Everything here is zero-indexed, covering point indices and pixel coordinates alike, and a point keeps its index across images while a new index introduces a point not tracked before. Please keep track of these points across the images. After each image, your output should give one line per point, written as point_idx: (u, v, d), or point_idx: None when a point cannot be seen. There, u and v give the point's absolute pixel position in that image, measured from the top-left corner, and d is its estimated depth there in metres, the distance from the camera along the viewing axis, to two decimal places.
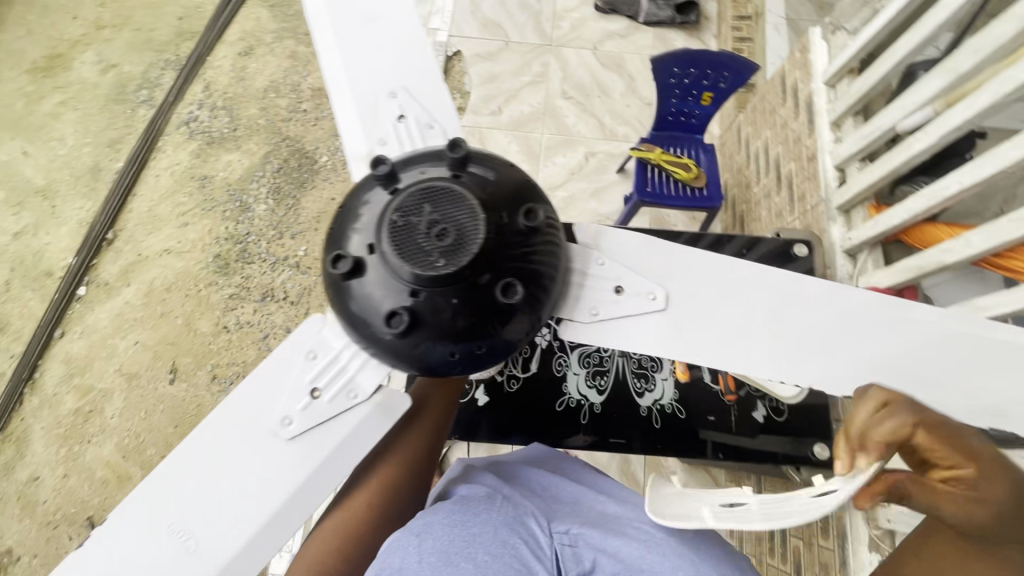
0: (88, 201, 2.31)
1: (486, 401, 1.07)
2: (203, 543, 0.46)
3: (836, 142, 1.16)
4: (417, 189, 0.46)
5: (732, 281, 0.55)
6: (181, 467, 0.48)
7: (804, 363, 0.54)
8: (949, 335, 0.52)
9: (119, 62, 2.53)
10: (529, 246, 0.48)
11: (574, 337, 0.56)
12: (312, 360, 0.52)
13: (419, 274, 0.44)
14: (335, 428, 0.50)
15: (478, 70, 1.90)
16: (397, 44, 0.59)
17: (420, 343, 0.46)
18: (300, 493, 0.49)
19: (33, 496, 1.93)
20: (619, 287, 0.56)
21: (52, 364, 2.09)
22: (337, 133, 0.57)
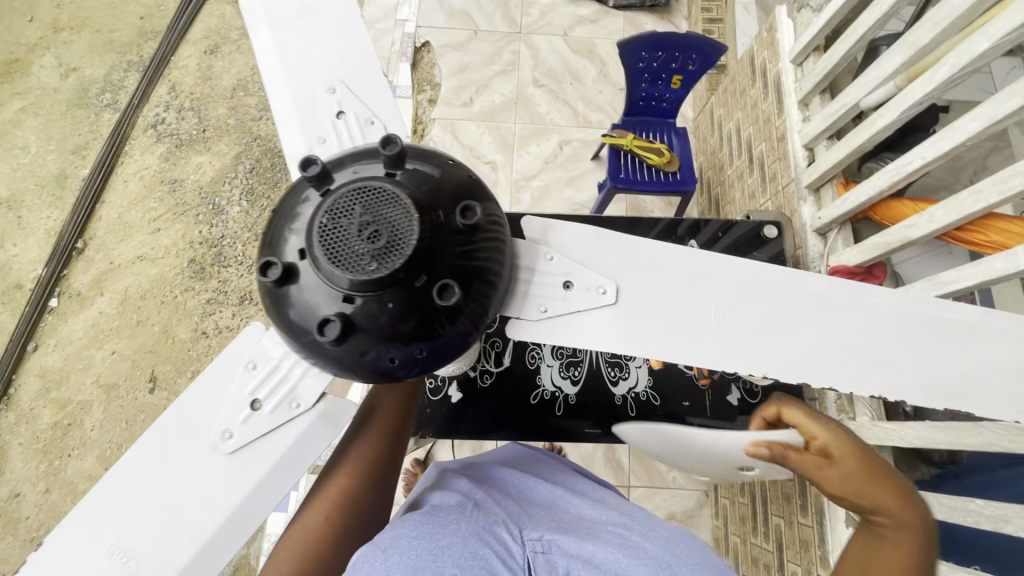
0: (55, 210, 2.25)
1: (459, 398, 1.07)
2: (143, 563, 0.45)
3: (804, 121, 1.16)
4: (349, 190, 0.45)
5: (680, 272, 0.55)
6: (118, 487, 0.47)
7: (758, 349, 0.53)
8: (904, 318, 0.54)
9: (79, 65, 2.45)
10: (467, 246, 0.48)
11: (521, 335, 0.56)
12: (252, 370, 0.51)
13: (352, 278, 0.44)
14: (277, 439, 0.49)
15: (447, 61, 1.87)
16: (335, 39, 0.58)
17: (360, 349, 0.46)
18: (242, 508, 0.48)
19: (15, 513, 1.90)
20: (568, 282, 0.55)
21: (27, 378, 2.05)
22: (277, 133, 0.57)
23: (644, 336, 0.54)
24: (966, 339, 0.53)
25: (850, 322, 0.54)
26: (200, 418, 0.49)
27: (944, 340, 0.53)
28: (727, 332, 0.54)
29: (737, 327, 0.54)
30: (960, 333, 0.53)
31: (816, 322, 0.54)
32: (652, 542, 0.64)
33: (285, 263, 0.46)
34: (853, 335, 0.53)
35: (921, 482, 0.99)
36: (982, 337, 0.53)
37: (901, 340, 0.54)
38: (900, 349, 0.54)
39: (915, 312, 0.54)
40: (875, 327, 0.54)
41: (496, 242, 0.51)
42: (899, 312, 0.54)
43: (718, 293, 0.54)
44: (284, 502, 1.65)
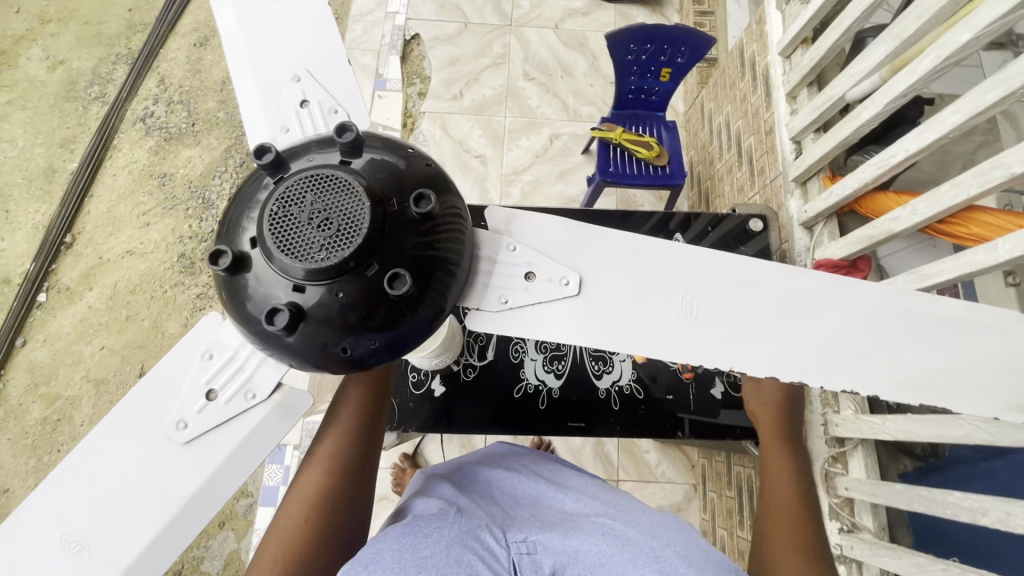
0: (42, 204, 2.23)
1: (442, 392, 1.06)
2: (93, 554, 0.45)
3: (792, 114, 1.15)
4: (302, 178, 0.45)
5: (644, 264, 0.55)
6: (68, 476, 0.46)
7: (719, 342, 0.53)
8: (876, 311, 0.54)
9: (67, 58, 2.43)
10: (421, 235, 0.48)
11: (481, 326, 0.55)
12: (209, 360, 0.50)
13: (305, 267, 0.44)
14: (231, 430, 0.49)
15: (437, 53, 1.85)
16: (301, 28, 0.58)
17: (315, 339, 0.46)
18: (197, 498, 0.47)
19: (5, 508, 1.89)
20: (530, 273, 0.55)
21: (16, 373, 2.04)
22: (240, 121, 0.56)
23: (605, 329, 0.54)
24: (936, 329, 0.54)
25: (811, 314, 0.54)
26: (154, 407, 0.48)
27: (918, 334, 0.54)
28: (688, 323, 0.53)
29: (697, 319, 0.53)
30: (931, 324, 0.54)
31: (776, 313, 0.54)
32: (634, 527, 0.63)
33: (237, 252, 0.46)
34: (814, 326, 0.54)
35: (904, 476, 1.00)
36: (955, 328, 0.54)
37: (866, 332, 0.54)
38: (867, 340, 0.54)
39: (882, 304, 0.54)
40: (840, 320, 0.54)
41: (455, 233, 0.51)
42: (865, 304, 0.54)
43: (679, 284, 0.54)
44: (274, 497, 1.65)
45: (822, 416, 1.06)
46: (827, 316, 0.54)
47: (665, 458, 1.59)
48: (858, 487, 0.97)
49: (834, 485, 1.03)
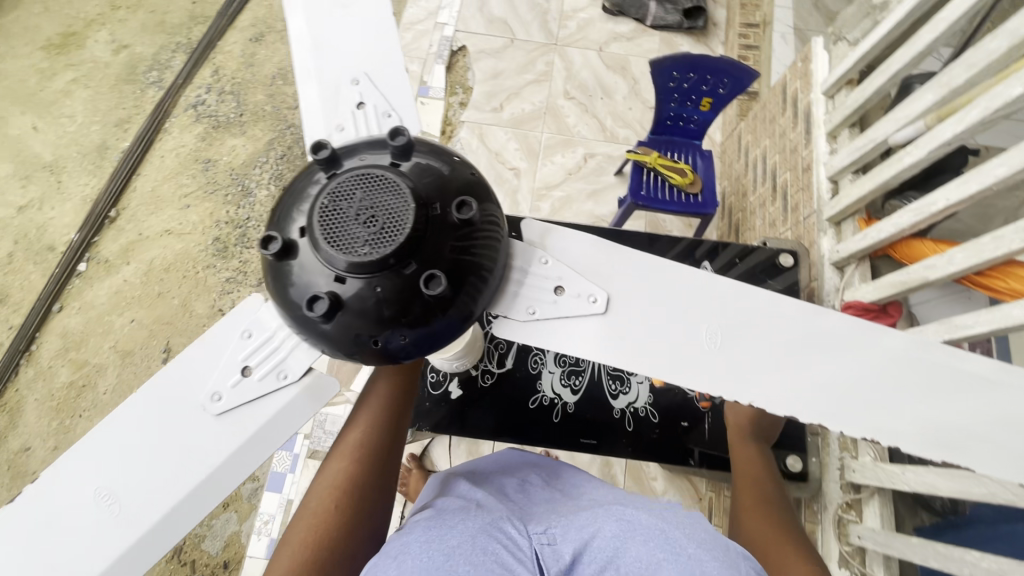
0: (93, 178, 2.34)
1: (458, 395, 1.08)
2: (121, 512, 0.47)
3: (831, 153, 1.15)
4: (353, 176, 0.48)
5: (673, 289, 0.56)
6: (108, 434, 0.49)
7: (740, 373, 0.53)
8: (903, 360, 0.54)
9: (131, 43, 2.55)
10: (460, 240, 0.50)
11: (509, 334, 0.57)
12: (248, 338, 0.54)
13: (348, 260, 0.46)
14: (260, 407, 0.51)
15: (482, 66, 1.90)
16: (366, 35, 0.61)
17: (350, 328, 0.49)
18: (222, 469, 0.50)
19: (23, 466, 1.96)
20: (559, 287, 0.56)
21: (49, 337, 2.11)
22: (299, 116, 0.59)
23: (627, 349, 0.55)
24: (967, 386, 0.53)
25: (834, 355, 0.54)
26: (193, 378, 0.52)
27: (945, 387, 0.53)
28: (711, 350, 0.54)
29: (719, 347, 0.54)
30: (963, 381, 0.53)
31: (799, 352, 0.54)
32: (645, 511, 0.62)
33: (287, 239, 0.49)
34: (838, 370, 0.54)
35: (921, 530, 0.97)
36: (989, 388, 0.53)
37: (886, 380, 0.53)
38: (889, 390, 0.53)
39: (913, 356, 0.54)
40: (865, 366, 0.54)
41: (491, 241, 0.53)
42: (892, 352, 0.54)
43: (703, 312, 0.55)
44: (279, 483, 1.67)
45: (840, 459, 1.05)
46: (850, 360, 0.54)
47: (672, 488, 1.56)
48: (872, 536, 0.95)
49: (847, 532, 1.01)
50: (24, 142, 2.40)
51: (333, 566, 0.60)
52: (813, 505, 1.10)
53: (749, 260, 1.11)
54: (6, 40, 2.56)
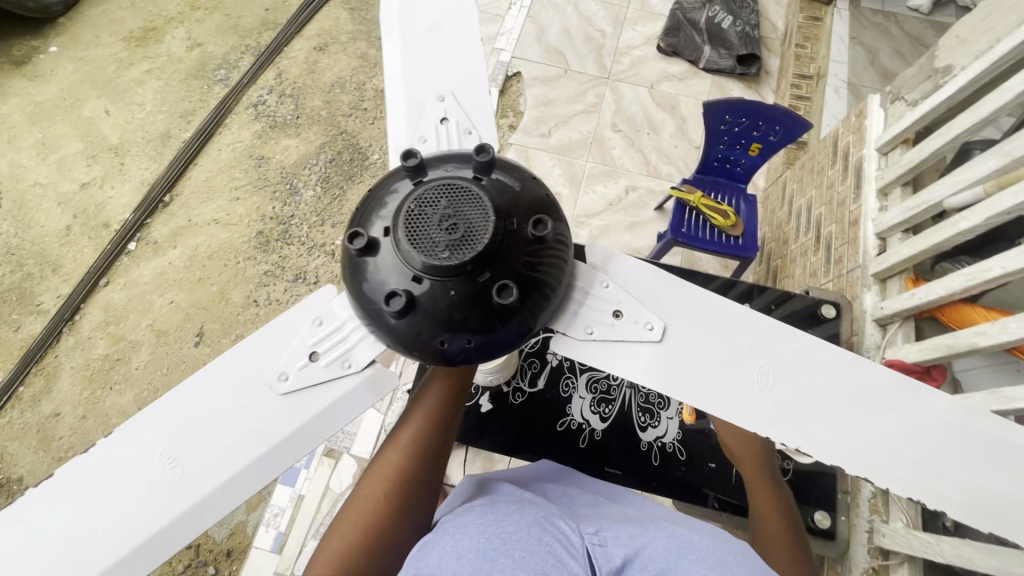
0: (153, 163, 2.46)
1: (488, 409, 1.09)
2: (195, 466, 0.58)
3: (881, 210, 1.15)
4: (439, 185, 0.55)
5: (734, 327, 0.58)
6: (193, 395, 0.60)
7: (796, 419, 0.54)
8: (957, 425, 0.53)
9: (204, 42, 2.71)
10: (527, 256, 0.56)
11: (566, 350, 0.61)
12: (318, 326, 0.65)
13: (425, 261, 0.53)
14: (329, 388, 0.63)
15: (534, 93, 1.96)
16: (454, 61, 0.72)
17: (419, 323, 0.55)
18: (287, 441, 0.61)
19: (51, 431, 2.02)
20: (619, 311, 0.60)
21: (92, 309, 2.20)
22: (387, 125, 0.71)
23: (682, 381, 0.57)
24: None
25: (898, 416, 0.54)
26: (270, 357, 0.63)
27: (1002, 460, 0.52)
28: (763, 390, 0.55)
29: (776, 391, 0.55)
30: (1019, 455, 0.52)
31: (862, 408, 0.54)
32: (695, 533, 0.63)
33: (372, 238, 0.56)
34: (890, 428, 0.53)
35: None
36: None
37: (940, 443, 0.53)
38: (952, 456, 0.53)
39: (972, 422, 0.53)
40: (918, 425, 0.53)
41: (556, 261, 0.59)
42: (963, 421, 0.53)
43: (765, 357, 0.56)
44: (292, 478, 1.67)
45: (869, 522, 1.04)
46: (916, 425, 0.53)
47: None
48: None
49: None
50: (96, 124, 2.54)
51: (381, 547, 0.70)
52: (837, 566, 1.09)
53: (789, 307, 1.10)
54: (92, 29, 2.74)
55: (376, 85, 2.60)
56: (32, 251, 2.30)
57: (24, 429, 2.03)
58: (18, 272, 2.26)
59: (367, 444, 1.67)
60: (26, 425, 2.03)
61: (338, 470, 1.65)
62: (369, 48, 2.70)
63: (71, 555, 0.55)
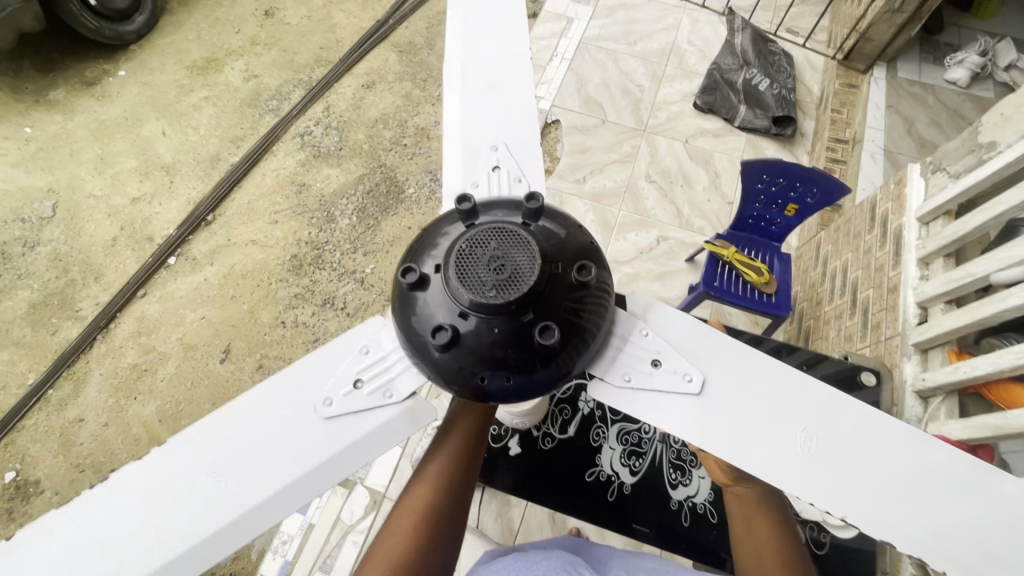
0: (200, 184, 2.58)
1: (517, 452, 1.13)
2: (245, 477, 0.64)
3: (922, 279, 1.14)
4: (489, 230, 0.64)
5: (768, 385, 0.65)
6: (247, 410, 0.67)
7: (821, 479, 0.60)
8: (1008, 508, 0.57)
9: (261, 74, 2.88)
10: (563, 300, 0.64)
11: (602, 395, 0.68)
12: (365, 354, 0.73)
13: (473, 298, 0.61)
14: (373, 414, 0.69)
15: (571, 140, 2.02)
16: (507, 115, 0.79)
17: (463, 356, 0.63)
18: (329, 462, 0.67)
19: (73, 436, 2.06)
20: (657, 361, 0.68)
21: (126, 319, 2.27)
22: (442, 170, 0.77)
23: (713, 432, 0.64)
24: None
25: (926, 487, 0.59)
26: (319, 382, 0.70)
27: None
28: (780, 446, 0.62)
29: (799, 448, 0.62)
30: None
31: (890, 478, 0.60)
32: None
33: (424, 274, 0.65)
34: (938, 504, 0.58)
35: None
36: None
37: (992, 526, 0.57)
38: (997, 537, 0.57)
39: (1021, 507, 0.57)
40: (968, 506, 0.58)
41: (596, 309, 0.67)
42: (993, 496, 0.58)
43: (791, 416, 0.63)
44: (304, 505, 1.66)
45: None
46: (944, 499, 0.58)
47: None
48: None
49: None
50: (152, 143, 2.69)
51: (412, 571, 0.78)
52: None
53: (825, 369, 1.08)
54: (159, 57, 2.94)
55: (417, 124, 2.71)
56: (78, 258, 2.39)
57: (47, 432, 2.07)
58: (63, 278, 2.35)
59: (382, 476, 1.66)
60: (50, 428, 2.07)
61: (350, 501, 1.63)
62: (413, 88, 2.82)
63: (121, 552, 0.59)
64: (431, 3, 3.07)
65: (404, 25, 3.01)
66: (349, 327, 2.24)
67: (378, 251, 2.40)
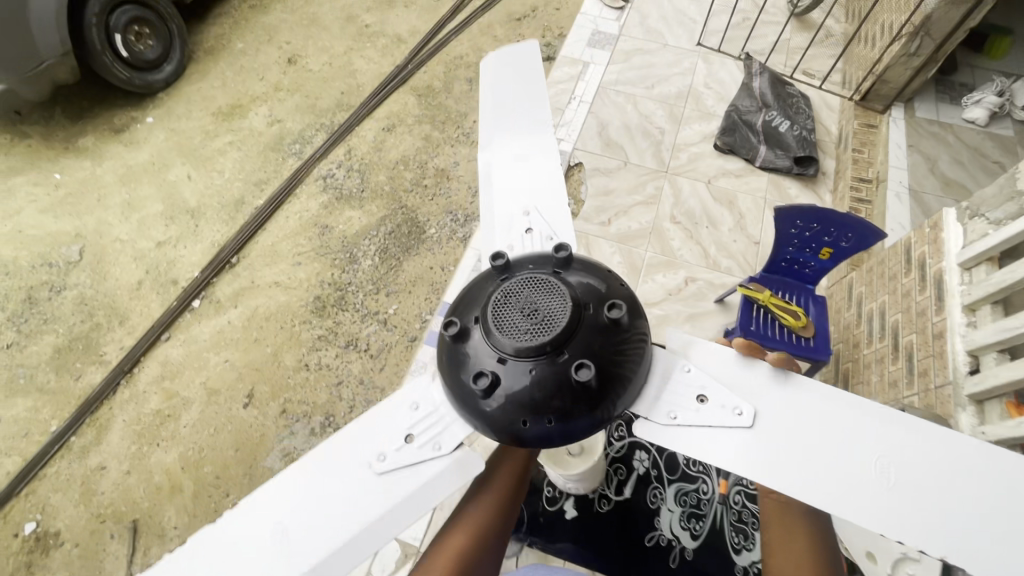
0: (225, 227, 2.62)
1: (574, 514, 1.51)
2: (304, 539, 0.64)
3: (970, 326, 1.14)
4: (522, 281, 0.69)
5: (822, 417, 0.68)
6: (305, 473, 0.67)
7: (893, 509, 0.61)
8: None
9: (284, 119, 2.95)
10: (599, 342, 0.67)
11: (652, 433, 0.72)
12: (415, 410, 0.72)
13: (510, 344, 0.65)
14: (423, 468, 0.68)
15: (594, 183, 2.05)
16: (539, 181, 0.81)
17: (504, 399, 0.66)
18: (381, 519, 0.65)
19: (94, 485, 2.03)
20: (702, 397, 0.71)
21: (150, 363, 2.27)
22: (478, 238, 0.80)
23: (770, 467, 0.67)
24: None
25: (1012, 514, 0.59)
26: (371, 439, 0.69)
27: None
28: (845, 475, 0.64)
29: (862, 476, 0.64)
30: None
31: (971, 504, 0.61)
32: None
33: (465, 325, 0.70)
34: None
35: None
36: None
37: None
38: None
39: None
40: None
41: (632, 350, 0.69)
42: None
43: (851, 444, 0.65)
44: None
45: None
46: None
47: None
48: None
49: None
50: (178, 188, 2.74)
51: None
52: None
53: None
54: (185, 104, 3.03)
55: (437, 165, 2.75)
56: (104, 302, 2.41)
57: (68, 480, 2.04)
58: (88, 322, 2.36)
59: (416, 528, 1.63)
60: (71, 476, 2.05)
61: (381, 555, 1.59)
62: (432, 129, 2.88)
63: None
64: (447, 48, 3.16)
65: (423, 70, 3.09)
66: (372, 369, 2.23)
67: (401, 291, 2.40)
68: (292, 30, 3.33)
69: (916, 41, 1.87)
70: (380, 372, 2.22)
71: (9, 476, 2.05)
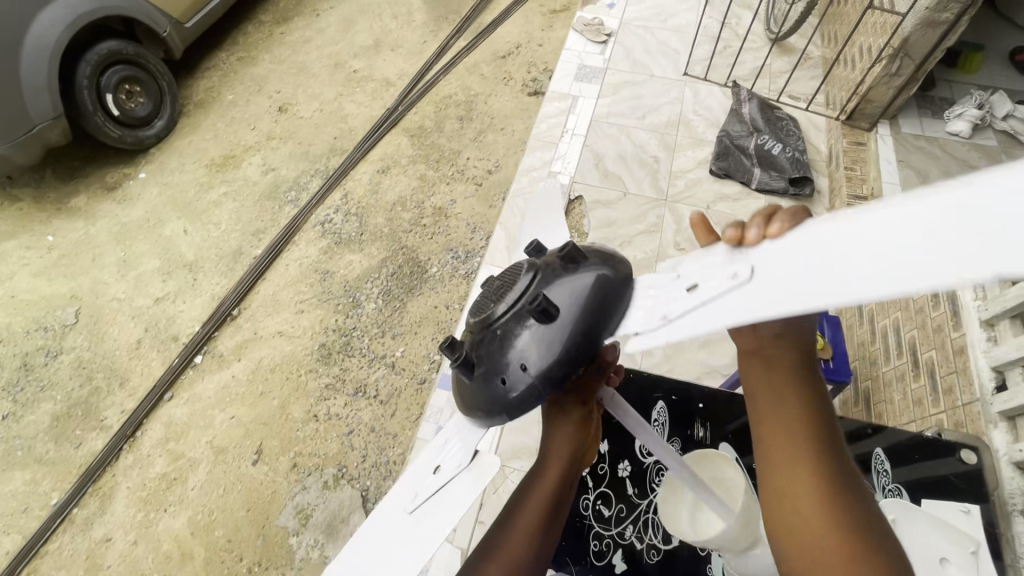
0: (224, 278, 2.59)
1: (624, 568, 1.22)
2: None
3: (990, 344, 1.33)
4: (492, 280, 0.81)
5: (832, 228, 0.43)
6: (355, 545, 0.67)
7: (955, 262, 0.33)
8: None
9: (279, 167, 2.97)
10: (559, 287, 0.72)
11: (644, 343, 0.55)
12: (442, 448, 0.75)
13: (483, 325, 0.75)
14: (450, 486, 0.68)
15: (597, 215, 2.14)
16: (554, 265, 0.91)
17: (491, 369, 0.73)
18: (421, 545, 0.63)
19: (100, 558, 1.95)
20: (693, 286, 0.54)
21: (154, 425, 2.21)
22: None
23: (753, 309, 0.44)
24: None
25: None
26: (406, 487, 0.71)
27: None
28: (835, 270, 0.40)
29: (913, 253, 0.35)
30: None
31: None
32: None
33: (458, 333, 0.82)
34: None
35: None
36: None
37: None
38: None
39: None
40: None
41: (597, 278, 0.71)
42: None
43: (855, 243, 0.40)
44: None
45: None
46: None
47: None
48: None
49: None
50: (174, 242, 2.72)
51: None
52: None
53: (894, 434, 1.27)
54: (178, 158, 3.03)
55: (434, 204, 2.77)
56: (102, 364, 2.36)
57: (71, 555, 1.96)
58: (86, 387, 2.30)
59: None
60: (75, 551, 1.96)
61: None
62: (427, 168, 2.90)
63: None
64: (436, 88, 3.21)
65: (413, 111, 3.14)
66: (383, 415, 2.19)
67: (406, 332, 2.38)
68: (281, 79, 3.37)
69: (896, 63, 2.09)
70: (391, 418, 2.18)
71: (9, 557, 1.97)
